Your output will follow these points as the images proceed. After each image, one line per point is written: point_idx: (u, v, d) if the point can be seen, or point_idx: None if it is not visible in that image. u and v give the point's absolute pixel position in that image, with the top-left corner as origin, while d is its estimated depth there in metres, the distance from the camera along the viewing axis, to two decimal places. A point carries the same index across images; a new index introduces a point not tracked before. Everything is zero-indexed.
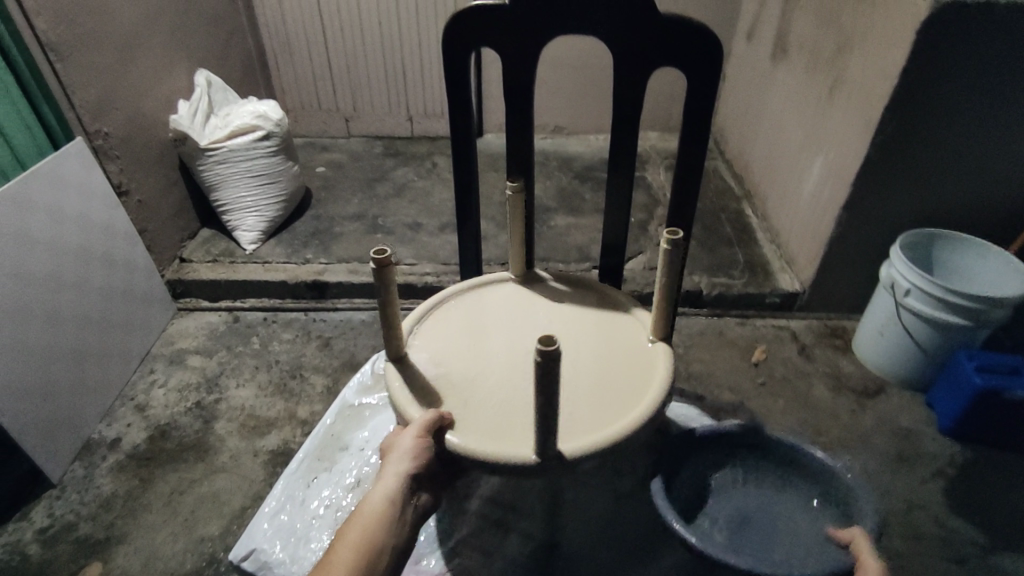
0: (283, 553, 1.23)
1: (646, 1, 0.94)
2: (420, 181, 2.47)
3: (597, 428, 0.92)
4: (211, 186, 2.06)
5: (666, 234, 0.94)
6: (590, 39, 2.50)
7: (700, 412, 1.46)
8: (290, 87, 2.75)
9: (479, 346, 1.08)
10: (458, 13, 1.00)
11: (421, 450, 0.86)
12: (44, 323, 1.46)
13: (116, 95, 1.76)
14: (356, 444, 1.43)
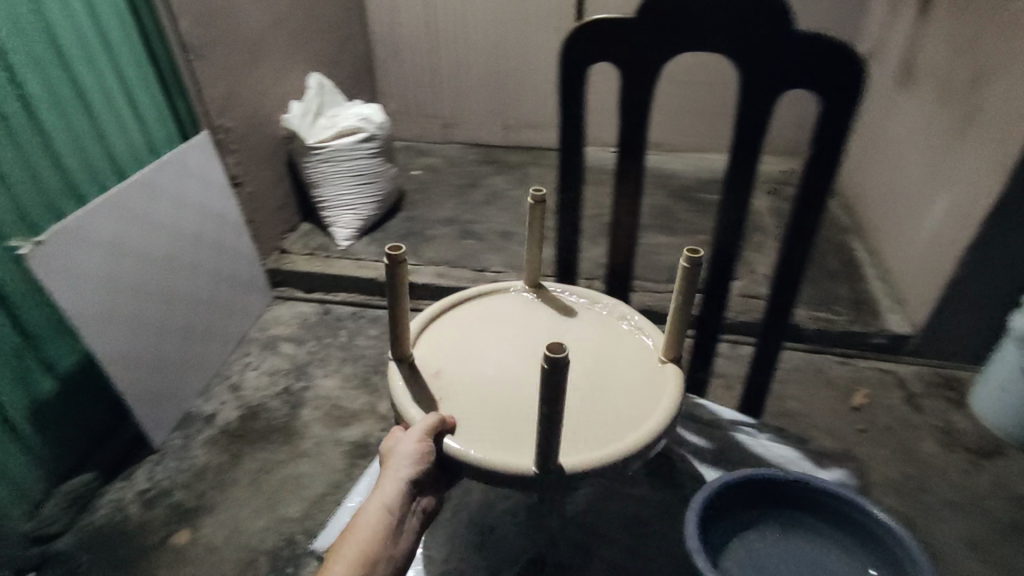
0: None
1: (786, 20, 0.90)
2: (512, 191, 2.50)
3: (599, 444, 0.89)
4: (313, 184, 2.15)
5: (688, 252, 0.89)
6: (720, 56, 2.49)
7: (800, 455, 1.33)
8: (395, 93, 2.87)
9: (486, 353, 1.06)
10: (583, 26, 1.00)
11: (424, 455, 0.84)
12: (160, 302, 1.57)
13: (241, 93, 1.89)
14: None
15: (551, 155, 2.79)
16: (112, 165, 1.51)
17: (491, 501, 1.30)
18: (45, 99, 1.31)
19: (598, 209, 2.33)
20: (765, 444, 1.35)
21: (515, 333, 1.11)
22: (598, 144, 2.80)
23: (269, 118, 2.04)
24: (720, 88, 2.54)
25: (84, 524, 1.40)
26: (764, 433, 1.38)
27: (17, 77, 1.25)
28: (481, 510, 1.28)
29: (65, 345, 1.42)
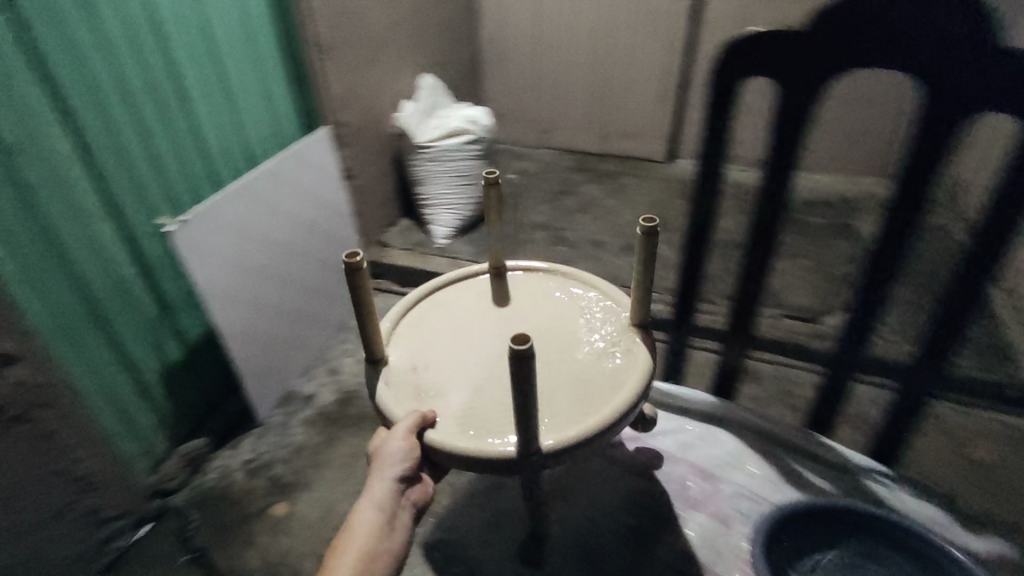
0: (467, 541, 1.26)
1: (960, 31, 0.93)
2: (607, 200, 2.47)
3: (574, 425, 0.96)
4: (417, 181, 2.21)
5: (644, 222, 1.00)
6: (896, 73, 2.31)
7: (950, 520, 1.24)
8: (497, 94, 2.90)
9: (456, 347, 1.14)
10: (749, 42, 1.07)
11: (409, 451, 0.91)
12: (277, 285, 1.67)
13: (361, 91, 1.97)
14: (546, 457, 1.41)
15: (647, 165, 2.73)
16: (246, 153, 1.63)
17: (592, 517, 1.28)
18: (197, 91, 1.44)
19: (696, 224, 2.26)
20: (902, 497, 1.28)
21: (485, 325, 1.18)
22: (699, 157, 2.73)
23: (383, 116, 2.13)
24: (882, 105, 2.37)
25: (195, 484, 1.53)
26: (904, 487, 1.30)
27: (176, 70, 1.37)
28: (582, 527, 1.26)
29: (195, 316, 1.55)
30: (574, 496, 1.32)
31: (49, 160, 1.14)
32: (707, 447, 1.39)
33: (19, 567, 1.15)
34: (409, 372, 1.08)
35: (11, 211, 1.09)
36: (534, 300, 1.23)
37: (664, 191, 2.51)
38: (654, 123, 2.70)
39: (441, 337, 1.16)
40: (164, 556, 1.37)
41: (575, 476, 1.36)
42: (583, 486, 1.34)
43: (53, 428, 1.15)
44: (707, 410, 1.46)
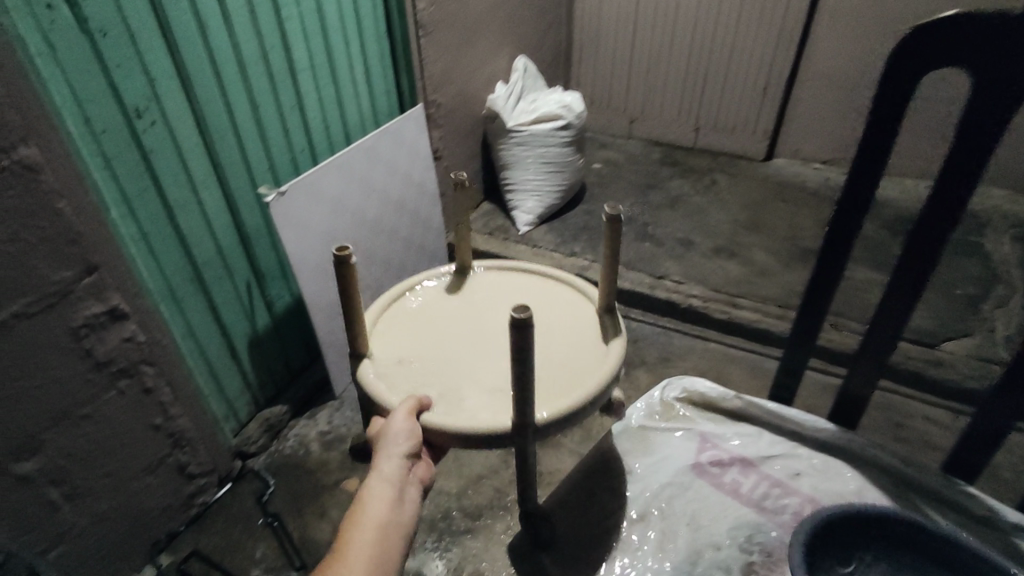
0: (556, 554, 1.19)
1: None
2: (696, 197, 2.36)
3: (561, 398, 0.95)
4: (503, 165, 2.17)
5: (609, 209, 1.02)
6: None
7: None
8: (587, 80, 2.81)
9: (436, 335, 1.12)
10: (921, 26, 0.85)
11: (413, 430, 0.86)
12: (363, 261, 1.67)
13: (456, 72, 1.95)
14: (642, 472, 1.27)
15: (741, 163, 2.58)
16: (343, 128, 1.63)
17: (697, 549, 1.13)
18: (304, 63, 1.44)
19: (794, 230, 2.12)
20: None
21: (460, 315, 1.16)
22: (799, 158, 2.56)
23: (475, 98, 2.10)
24: None
25: (275, 450, 1.58)
26: None
27: (287, 44, 1.38)
28: (686, 560, 1.12)
29: (283, 287, 1.58)
30: (673, 516, 1.19)
31: (167, 125, 1.17)
32: (823, 479, 1.22)
33: (117, 513, 1.20)
34: (396, 365, 1.04)
35: (129, 172, 1.13)
36: (502, 292, 1.22)
37: (759, 192, 2.36)
38: (752, 119, 2.54)
39: (416, 329, 1.13)
40: (244, 516, 1.41)
41: (673, 495, 1.22)
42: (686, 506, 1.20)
43: (153, 385, 1.20)
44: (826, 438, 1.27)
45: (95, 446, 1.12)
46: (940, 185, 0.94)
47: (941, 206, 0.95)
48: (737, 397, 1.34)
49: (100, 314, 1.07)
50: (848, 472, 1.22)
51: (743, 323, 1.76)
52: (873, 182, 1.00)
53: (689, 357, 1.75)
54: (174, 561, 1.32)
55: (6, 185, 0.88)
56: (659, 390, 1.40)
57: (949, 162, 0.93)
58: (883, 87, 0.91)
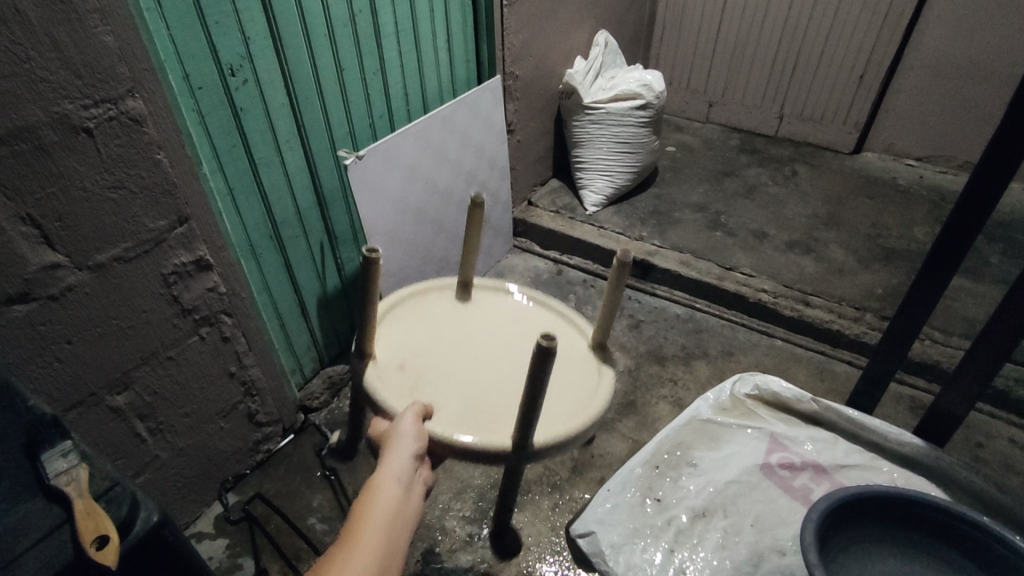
0: (615, 536, 1.14)
1: None
2: (775, 187, 2.25)
3: (558, 425, 0.96)
4: (576, 143, 2.14)
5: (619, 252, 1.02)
6: None
7: None
8: (667, 60, 2.72)
9: (435, 344, 1.11)
10: None
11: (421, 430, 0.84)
12: (431, 231, 1.69)
13: (536, 44, 1.91)
14: (706, 467, 1.23)
15: (826, 155, 2.44)
16: (422, 97, 1.63)
17: (760, 551, 1.11)
18: (390, 29, 1.44)
19: (879, 228, 2.00)
20: None
21: (459, 326, 1.16)
22: (891, 152, 2.40)
23: (552, 72, 2.06)
24: None
25: (335, 406, 1.63)
26: None
27: (374, 9, 1.38)
28: (747, 560, 1.10)
29: (353, 250, 1.61)
30: (734, 515, 1.16)
31: (257, 84, 1.20)
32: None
33: (192, 451, 1.28)
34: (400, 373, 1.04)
35: (220, 129, 1.17)
36: (498, 312, 1.21)
37: (843, 186, 2.24)
38: (843, 109, 2.39)
39: (414, 337, 1.12)
40: (304, 467, 1.47)
41: (738, 493, 1.19)
42: (748, 505, 1.17)
43: (230, 335, 1.25)
44: (906, 451, 1.21)
45: (177, 387, 1.18)
46: None
47: None
48: (813, 399, 1.28)
49: (187, 263, 1.12)
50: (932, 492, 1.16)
51: (817, 323, 1.67)
52: (998, 188, 0.90)
53: (753, 353, 1.70)
54: (240, 500, 1.39)
55: (112, 135, 0.93)
56: (730, 384, 1.35)
57: None
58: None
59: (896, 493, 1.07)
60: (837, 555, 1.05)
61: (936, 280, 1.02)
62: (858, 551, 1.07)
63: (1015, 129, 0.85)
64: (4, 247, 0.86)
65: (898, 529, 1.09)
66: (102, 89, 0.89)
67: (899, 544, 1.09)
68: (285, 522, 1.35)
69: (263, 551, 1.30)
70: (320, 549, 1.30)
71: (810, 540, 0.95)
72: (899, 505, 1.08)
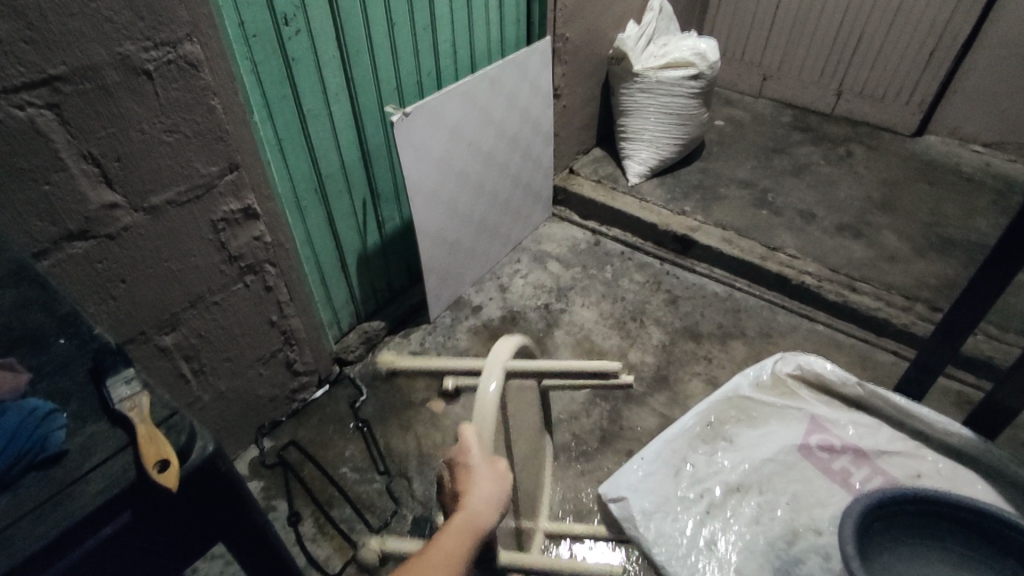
0: (646, 504, 1.14)
1: None
2: (826, 167, 2.17)
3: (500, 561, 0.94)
4: (623, 111, 2.09)
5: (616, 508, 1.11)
6: None
7: None
8: (723, 30, 2.62)
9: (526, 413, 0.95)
10: None
11: (498, 485, 0.67)
12: (472, 193, 1.68)
13: (589, 6, 1.86)
14: (743, 444, 1.22)
15: (884, 137, 2.34)
16: (470, 55, 1.61)
17: (796, 530, 1.10)
18: None
19: (936, 216, 1.91)
20: None
21: (528, 407, 1.03)
22: (955, 138, 2.28)
23: (602, 37, 2.00)
24: None
25: (371, 361, 1.66)
26: None
27: None
28: (782, 537, 1.10)
29: (395, 209, 1.62)
30: (773, 492, 1.16)
31: (310, 35, 1.20)
32: (948, 485, 1.13)
33: (233, 394, 1.32)
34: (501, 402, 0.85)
35: (271, 79, 1.17)
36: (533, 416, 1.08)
37: (900, 170, 2.14)
38: (907, 88, 2.28)
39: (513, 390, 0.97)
40: (337, 417, 1.51)
41: (774, 472, 1.18)
42: (782, 484, 1.16)
43: (273, 284, 1.28)
44: (953, 442, 1.17)
45: (221, 332, 1.22)
46: None
47: None
48: (860, 383, 1.24)
49: (236, 211, 1.14)
50: (977, 485, 1.13)
51: (862, 309, 1.63)
52: None
53: (791, 336, 1.66)
54: (278, 445, 1.44)
55: (170, 79, 0.94)
56: (772, 362, 1.32)
57: None
58: None
59: (945, 496, 1.03)
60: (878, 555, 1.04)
61: (998, 271, 0.97)
62: (898, 549, 1.05)
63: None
64: (67, 183, 0.89)
65: (942, 530, 1.06)
66: (162, 32, 0.90)
67: (943, 546, 1.06)
68: (319, 471, 1.39)
69: (297, 494, 1.35)
70: (350, 496, 1.34)
71: (847, 533, 0.96)
72: (943, 509, 1.05)
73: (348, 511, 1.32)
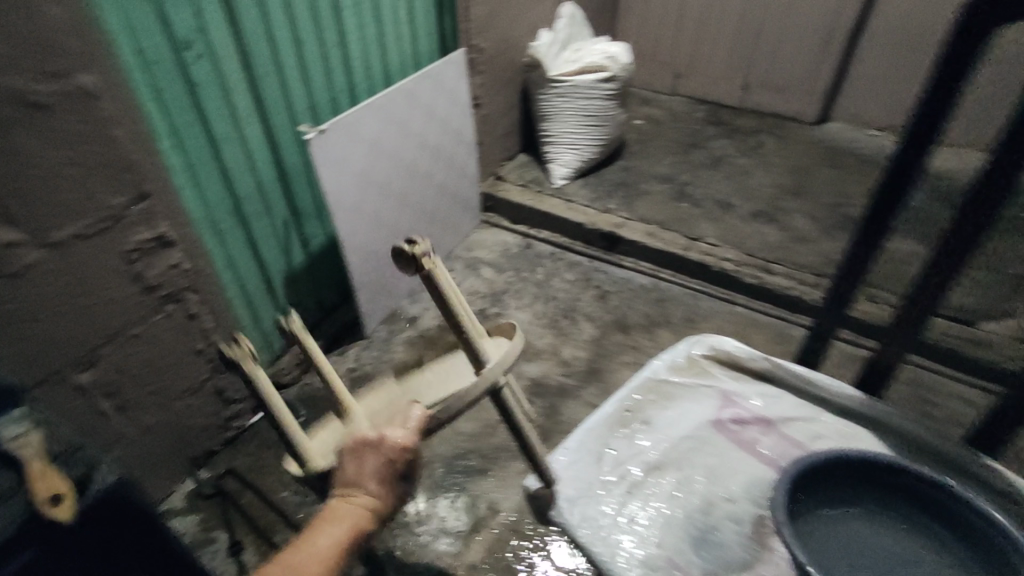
0: (571, 490, 1.20)
1: None
2: (739, 158, 2.29)
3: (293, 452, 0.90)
4: (543, 116, 2.14)
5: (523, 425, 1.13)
6: None
7: None
8: (635, 34, 2.73)
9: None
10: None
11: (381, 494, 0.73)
12: (396, 205, 1.69)
13: (503, 16, 1.91)
14: (660, 424, 1.29)
15: (790, 125, 2.49)
16: (384, 70, 1.63)
17: (711, 500, 1.16)
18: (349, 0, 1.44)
19: (839, 197, 2.05)
20: None
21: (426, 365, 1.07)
22: (853, 123, 2.45)
23: (517, 44, 2.05)
24: None
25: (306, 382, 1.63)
26: None
27: None
28: (698, 508, 1.15)
29: (318, 226, 1.61)
30: (688, 466, 1.22)
31: (214, 57, 1.19)
32: (845, 442, 1.23)
33: (161, 428, 1.28)
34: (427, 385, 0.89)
35: (178, 104, 1.15)
36: None
37: (804, 156, 2.28)
38: (805, 79, 2.43)
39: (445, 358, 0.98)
40: (274, 442, 1.48)
41: (690, 447, 1.25)
42: (703, 460, 1.22)
43: (196, 311, 1.25)
44: (850, 404, 1.27)
45: (144, 364, 1.18)
46: (999, 153, 0.91)
47: (1001, 168, 0.92)
48: (765, 357, 1.34)
49: (149, 240, 1.11)
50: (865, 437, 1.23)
51: (776, 289, 1.72)
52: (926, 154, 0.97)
53: (715, 319, 1.74)
54: (211, 476, 1.41)
55: (65, 109, 0.91)
56: (686, 345, 1.41)
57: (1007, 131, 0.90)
58: (946, 56, 0.89)
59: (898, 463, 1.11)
60: (813, 520, 1.11)
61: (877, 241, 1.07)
62: (826, 513, 1.13)
63: (953, 80, 0.90)
64: None
65: (854, 487, 1.15)
66: (54, 61, 0.88)
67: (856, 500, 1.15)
68: (258, 497, 1.36)
69: (236, 523, 1.31)
70: (292, 520, 1.31)
71: (782, 502, 1.02)
72: (854, 468, 1.14)
73: (291, 535, 1.29)
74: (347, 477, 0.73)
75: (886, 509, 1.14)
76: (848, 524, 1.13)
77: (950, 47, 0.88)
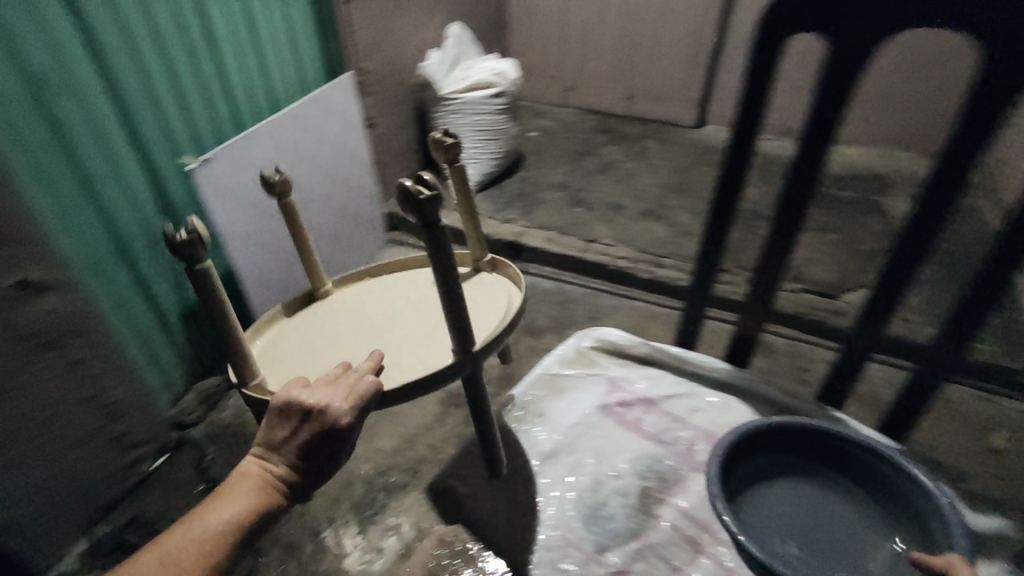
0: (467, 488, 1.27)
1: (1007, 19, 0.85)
2: (627, 162, 2.43)
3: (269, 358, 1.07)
4: (439, 133, 2.19)
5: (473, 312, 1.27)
6: (952, 39, 2.20)
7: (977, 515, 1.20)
8: (524, 52, 2.86)
9: (393, 316, 1.15)
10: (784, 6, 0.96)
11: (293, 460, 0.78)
12: (295, 231, 1.68)
13: (389, 39, 1.96)
14: (555, 413, 1.37)
15: (670, 130, 2.67)
16: (270, 97, 1.63)
17: (600, 478, 1.24)
18: (224, 31, 1.44)
19: None
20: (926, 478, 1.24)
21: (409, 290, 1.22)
22: (726, 124, 2.66)
23: (406, 65, 2.10)
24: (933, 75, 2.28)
25: (213, 420, 1.58)
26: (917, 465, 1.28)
27: (204, 13, 1.38)
28: (589, 488, 1.22)
29: (214, 258, 1.56)
30: (579, 450, 1.29)
31: (79, 93, 1.15)
32: (719, 413, 1.34)
33: (56, 483, 1.21)
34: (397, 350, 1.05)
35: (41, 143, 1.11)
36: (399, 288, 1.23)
37: (685, 157, 2.46)
38: (680, 86, 2.63)
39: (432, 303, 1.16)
40: (181, 483, 1.43)
41: (581, 432, 1.33)
42: (594, 442, 1.31)
43: (81, 357, 1.19)
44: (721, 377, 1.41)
45: (25, 418, 1.11)
46: (816, 140, 1.06)
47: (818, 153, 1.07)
48: (644, 342, 1.49)
49: (13, 286, 1.05)
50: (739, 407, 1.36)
51: (668, 282, 1.85)
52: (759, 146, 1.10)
53: (615, 315, 1.84)
54: (113, 530, 1.33)
55: None
56: (576, 339, 1.53)
57: (818, 123, 1.04)
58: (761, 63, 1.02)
59: (803, 424, 1.23)
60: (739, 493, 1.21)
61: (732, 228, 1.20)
62: (749, 484, 1.24)
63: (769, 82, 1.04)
64: None
65: (767, 456, 1.27)
66: None
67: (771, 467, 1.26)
68: None
69: None
70: None
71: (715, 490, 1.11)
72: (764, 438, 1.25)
73: None
74: (275, 441, 0.78)
75: (796, 466, 1.26)
76: (769, 488, 1.24)
77: (764, 54, 1.01)
